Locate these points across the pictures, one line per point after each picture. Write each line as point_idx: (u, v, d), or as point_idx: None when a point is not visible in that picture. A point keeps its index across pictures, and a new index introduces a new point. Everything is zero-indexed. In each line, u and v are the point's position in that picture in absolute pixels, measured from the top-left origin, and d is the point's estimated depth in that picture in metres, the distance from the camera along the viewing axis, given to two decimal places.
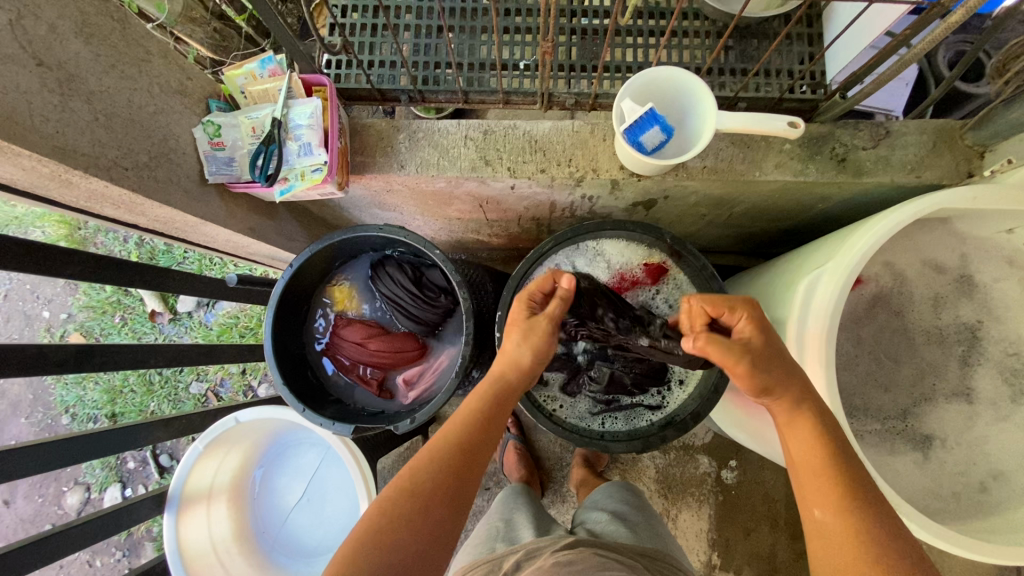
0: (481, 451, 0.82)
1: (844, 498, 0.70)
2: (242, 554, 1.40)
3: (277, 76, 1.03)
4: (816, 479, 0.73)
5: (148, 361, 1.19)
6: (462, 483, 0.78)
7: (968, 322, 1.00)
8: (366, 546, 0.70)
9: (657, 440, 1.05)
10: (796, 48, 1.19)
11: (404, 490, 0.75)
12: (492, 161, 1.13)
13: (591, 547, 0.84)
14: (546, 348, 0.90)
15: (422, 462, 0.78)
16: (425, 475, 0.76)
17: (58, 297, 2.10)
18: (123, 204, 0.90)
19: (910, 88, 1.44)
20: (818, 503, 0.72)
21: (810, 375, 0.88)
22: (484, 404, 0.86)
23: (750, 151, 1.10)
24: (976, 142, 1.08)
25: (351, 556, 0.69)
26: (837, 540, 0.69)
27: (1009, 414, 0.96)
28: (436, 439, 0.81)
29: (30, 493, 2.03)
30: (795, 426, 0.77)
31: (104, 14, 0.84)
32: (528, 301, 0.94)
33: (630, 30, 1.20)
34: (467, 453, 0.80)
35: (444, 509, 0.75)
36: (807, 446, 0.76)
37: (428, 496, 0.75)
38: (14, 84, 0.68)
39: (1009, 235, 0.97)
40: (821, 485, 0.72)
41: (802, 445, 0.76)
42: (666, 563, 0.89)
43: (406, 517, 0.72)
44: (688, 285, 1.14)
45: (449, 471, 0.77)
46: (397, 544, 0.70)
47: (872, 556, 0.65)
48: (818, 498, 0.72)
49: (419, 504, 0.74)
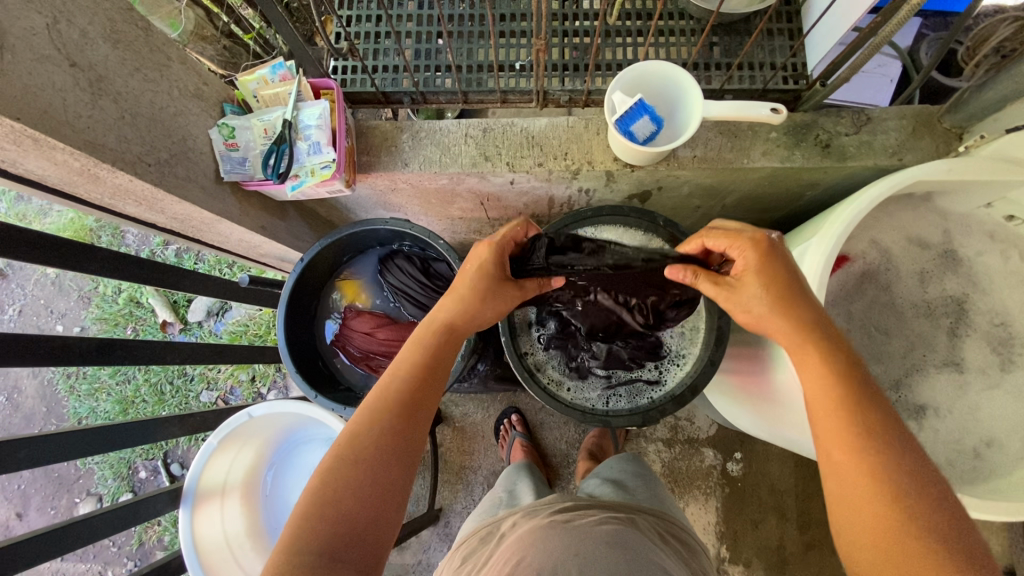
0: (421, 405, 0.83)
1: (863, 438, 0.68)
2: (254, 549, 1.43)
3: (287, 80, 1.09)
4: (834, 419, 0.71)
5: (165, 357, 1.23)
6: (405, 439, 0.79)
7: (955, 294, 1.03)
8: (313, 516, 0.70)
9: (656, 413, 1.10)
10: (777, 42, 1.26)
11: (345, 458, 0.75)
12: (492, 157, 1.19)
13: (592, 507, 0.89)
14: (503, 312, 0.96)
15: (360, 426, 0.78)
16: (367, 435, 0.77)
17: (72, 311, 2.15)
18: (144, 200, 0.95)
19: (895, 84, 1.50)
20: (835, 444, 0.70)
21: None
22: (421, 359, 0.87)
23: (738, 140, 1.15)
24: (954, 124, 1.13)
25: (299, 527, 0.69)
26: (853, 479, 0.67)
27: (1000, 382, 0.99)
28: (369, 403, 0.82)
29: (42, 506, 2.05)
30: (808, 361, 0.75)
31: (130, 22, 0.90)
32: (501, 258, 0.95)
33: (619, 31, 1.27)
34: (406, 410, 0.81)
35: (389, 469, 0.76)
36: (822, 383, 0.73)
37: (370, 458, 0.75)
38: (51, 82, 0.74)
39: (988, 208, 1.02)
40: (841, 425, 0.70)
41: (821, 383, 0.73)
42: (654, 514, 0.96)
43: (350, 479, 0.73)
44: None
45: (387, 430, 0.78)
46: (343, 511, 0.71)
47: (894, 496, 0.64)
48: (837, 439, 0.70)
49: (362, 468, 0.74)
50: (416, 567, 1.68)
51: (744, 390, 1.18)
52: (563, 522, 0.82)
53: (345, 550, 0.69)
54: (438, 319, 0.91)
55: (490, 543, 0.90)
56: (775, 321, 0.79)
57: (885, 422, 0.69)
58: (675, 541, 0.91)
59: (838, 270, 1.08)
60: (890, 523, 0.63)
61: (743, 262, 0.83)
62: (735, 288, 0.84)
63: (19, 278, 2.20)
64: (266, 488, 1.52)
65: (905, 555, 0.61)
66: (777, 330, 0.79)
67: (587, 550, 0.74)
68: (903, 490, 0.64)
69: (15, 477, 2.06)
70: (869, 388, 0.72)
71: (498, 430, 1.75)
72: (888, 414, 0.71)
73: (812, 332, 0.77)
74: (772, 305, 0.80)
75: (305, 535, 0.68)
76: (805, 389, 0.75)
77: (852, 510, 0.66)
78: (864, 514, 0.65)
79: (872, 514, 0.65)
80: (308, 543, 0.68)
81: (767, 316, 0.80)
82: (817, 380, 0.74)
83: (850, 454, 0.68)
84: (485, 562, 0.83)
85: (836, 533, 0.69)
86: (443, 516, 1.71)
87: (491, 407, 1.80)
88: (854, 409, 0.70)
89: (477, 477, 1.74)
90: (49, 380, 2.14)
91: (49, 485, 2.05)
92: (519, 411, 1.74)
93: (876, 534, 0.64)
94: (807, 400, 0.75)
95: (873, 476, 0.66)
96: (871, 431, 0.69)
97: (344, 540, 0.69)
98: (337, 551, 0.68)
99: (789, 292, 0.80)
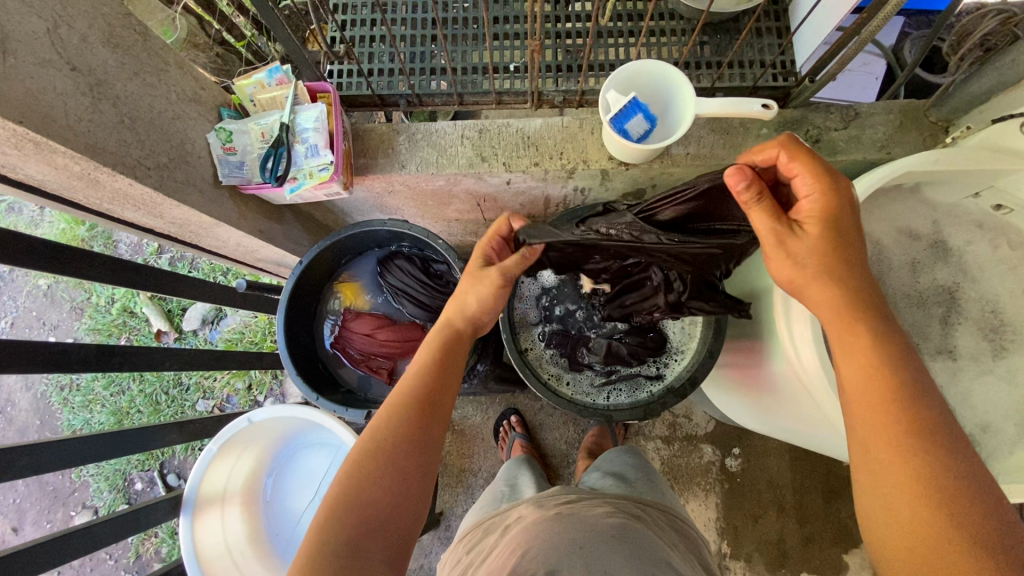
0: (441, 398, 0.84)
1: (910, 438, 0.67)
2: (256, 556, 1.42)
3: (284, 84, 1.10)
4: (878, 416, 0.70)
5: (163, 363, 1.23)
6: (426, 432, 0.79)
7: (946, 284, 1.04)
8: (340, 507, 0.71)
9: (659, 406, 1.11)
10: (766, 41, 1.28)
11: (367, 451, 0.76)
12: (488, 157, 1.20)
13: (605, 502, 0.89)
14: (483, 295, 0.92)
15: (382, 420, 0.79)
16: (384, 432, 0.78)
17: (64, 322, 2.13)
18: (142, 205, 0.96)
19: (880, 82, 1.53)
20: (874, 439, 0.69)
21: (800, 330, 0.91)
22: (438, 353, 0.88)
23: (729, 137, 1.17)
24: (940, 117, 1.16)
25: (327, 517, 0.71)
26: (892, 477, 0.67)
27: (992, 368, 1.00)
28: (392, 396, 0.83)
29: (37, 520, 2.01)
30: (850, 348, 0.74)
31: (129, 27, 0.91)
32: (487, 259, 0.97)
33: (611, 32, 1.30)
34: (426, 403, 0.82)
35: (411, 460, 0.77)
36: (864, 376, 0.72)
37: (390, 450, 0.76)
38: (52, 86, 0.75)
39: (975, 198, 1.04)
40: (885, 422, 0.69)
41: (862, 375, 0.72)
42: (655, 507, 0.96)
43: (371, 475, 0.74)
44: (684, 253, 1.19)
45: (407, 421, 0.79)
46: (369, 500, 0.72)
47: (937, 497, 0.63)
48: (878, 436, 0.69)
49: (385, 460, 0.75)
50: (417, 571, 1.68)
51: (742, 385, 1.19)
52: (569, 514, 0.82)
53: (372, 539, 0.70)
54: (452, 312, 0.93)
55: (494, 534, 0.90)
56: (820, 286, 0.76)
57: (934, 421, 0.68)
58: (675, 533, 0.91)
59: None
60: (930, 526, 0.63)
61: (816, 202, 0.76)
62: (791, 238, 0.76)
63: (10, 290, 2.17)
64: (267, 495, 1.51)
65: (944, 562, 0.61)
66: (819, 302, 0.77)
67: (593, 544, 0.74)
68: (950, 491, 0.63)
69: (8, 491, 2.03)
70: (920, 388, 0.70)
71: (498, 431, 1.74)
72: (938, 414, 0.69)
73: (862, 318, 0.74)
74: (824, 269, 0.76)
75: (332, 524, 0.70)
76: (846, 383, 0.74)
77: (889, 507, 0.67)
78: (903, 516, 0.65)
79: (912, 514, 0.64)
80: (335, 532, 0.69)
81: (811, 281, 0.76)
82: (857, 369, 0.72)
83: (893, 451, 0.67)
84: (489, 553, 0.83)
85: (872, 530, 0.69)
86: (444, 519, 1.71)
87: (490, 408, 1.80)
88: (897, 405, 0.69)
89: (477, 479, 1.74)
90: (42, 392, 2.12)
91: (44, 499, 2.02)
92: (519, 412, 1.74)
93: (915, 534, 0.64)
94: (846, 391, 0.74)
95: (913, 475, 0.65)
96: (918, 430, 0.67)
97: (370, 529, 0.71)
98: (363, 541, 0.69)
99: (846, 256, 0.76)
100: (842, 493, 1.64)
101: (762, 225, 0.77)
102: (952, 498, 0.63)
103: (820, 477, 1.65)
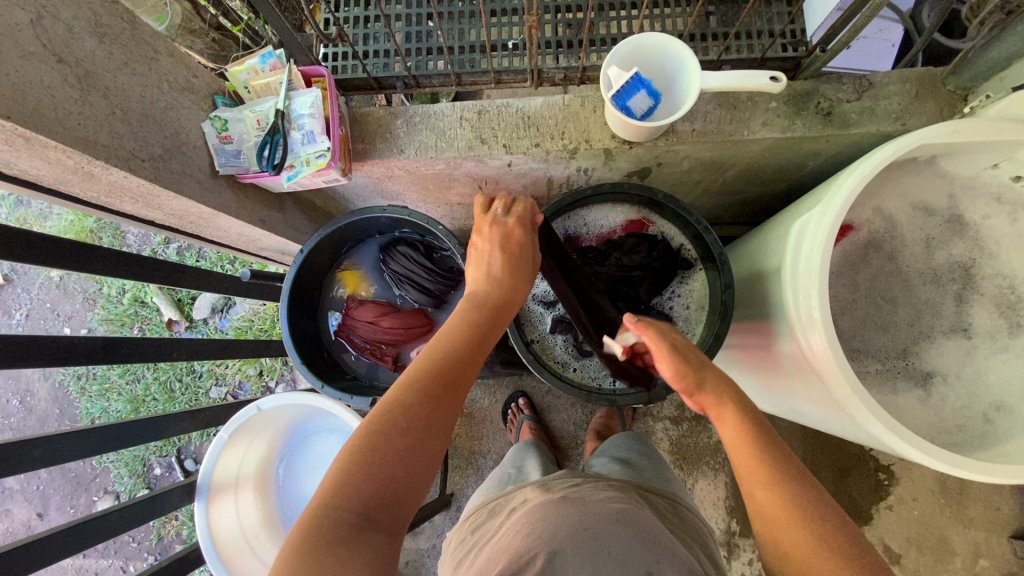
0: (467, 378, 0.78)
1: (774, 471, 0.75)
2: (270, 540, 1.46)
3: (277, 69, 1.08)
4: (747, 464, 0.78)
5: (171, 354, 1.24)
6: (449, 409, 0.74)
7: (962, 260, 1.01)
8: (354, 478, 0.66)
9: (663, 390, 1.09)
10: (775, 9, 1.24)
11: (390, 423, 0.70)
12: (488, 139, 1.17)
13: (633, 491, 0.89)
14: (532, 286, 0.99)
15: (405, 393, 0.73)
16: (411, 406, 0.71)
17: (78, 313, 2.16)
18: (140, 197, 0.95)
19: (897, 48, 1.46)
20: (757, 485, 0.76)
21: (812, 334, 0.89)
22: (472, 328, 0.83)
23: (738, 112, 1.13)
24: (959, 86, 1.10)
25: (340, 482, 0.65)
26: (778, 513, 0.73)
27: (1008, 346, 0.97)
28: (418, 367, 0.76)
29: (61, 505, 2.08)
30: (724, 418, 0.83)
31: (115, 16, 0.89)
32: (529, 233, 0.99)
33: (612, 5, 1.26)
34: (455, 378, 0.76)
35: (435, 441, 0.71)
36: (737, 433, 0.81)
37: (415, 426, 0.70)
38: (39, 79, 0.74)
39: (994, 170, 0.98)
40: (753, 466, 0.77)
41: (735, 437, 0.81)
42: (660, 494, 0.96)
43: (392, 448, 0.68)
44: (670, 229, 1.23)
45: (435, 399, 0.73)
46: (387, 474, 0.67)
47: (806, 522, 0.71)
48: (754, 479, 0.77)
49: (405, 434, 0.69)
50: (430, 552, 1.70)
51: (751, 368, 1.22)
52: (576, 497, 0.82)
53: (382, 514, 0.65)
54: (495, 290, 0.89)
55: (499, 515, 0.90)
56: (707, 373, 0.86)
57: (790, 463, 0.77)
58: (678, 519, 0.90)
59: (843, 240, 1.07)
60: (810, 549, 0.69)
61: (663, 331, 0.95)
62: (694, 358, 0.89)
63: (24, 283, 2.20)
64: (279, 480, 1.55)
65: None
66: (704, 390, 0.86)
67: (599, 529, 0.73)
68: (809, 512, 0.71)
69: (33, 478, 2.10)
70: (775, 441, 0.80)
71: (506, 413, 1.76)
72: (790, 458, 0.78)
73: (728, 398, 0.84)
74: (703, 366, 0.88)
75: (345, 493, 0.65)
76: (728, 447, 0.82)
77: (780, 537, 0.72)
78: (797, 549, 0.70)
79: (799, 543, 0.70)
80: (347, 502, 0.64)
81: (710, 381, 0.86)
82: (734, 430, 0.81)
83: (769, 489, 0.74)
84: (494, 533, 0.84)
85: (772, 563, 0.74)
86: (455, 500, 1.72)
87: (498, 392, 1.81)
88: (766, 453, 0.77)
89: (487, 460, 1.76)
90: (60, 382, 2.16)
91: (67, 485, 2.08)
92: (526, 397, 1.73)
93: (806, 562, 0.69)
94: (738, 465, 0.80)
95: (791, 507, 0.72)
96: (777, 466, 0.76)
97: (382, 505, 0.66)
98: (371, 512, 0.65)
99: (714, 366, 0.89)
100: (852, 471, 1.56)
101: (671, 368, 0.88)
102: (818, 524, 0.70)
103: (833, 454, 1.58)
